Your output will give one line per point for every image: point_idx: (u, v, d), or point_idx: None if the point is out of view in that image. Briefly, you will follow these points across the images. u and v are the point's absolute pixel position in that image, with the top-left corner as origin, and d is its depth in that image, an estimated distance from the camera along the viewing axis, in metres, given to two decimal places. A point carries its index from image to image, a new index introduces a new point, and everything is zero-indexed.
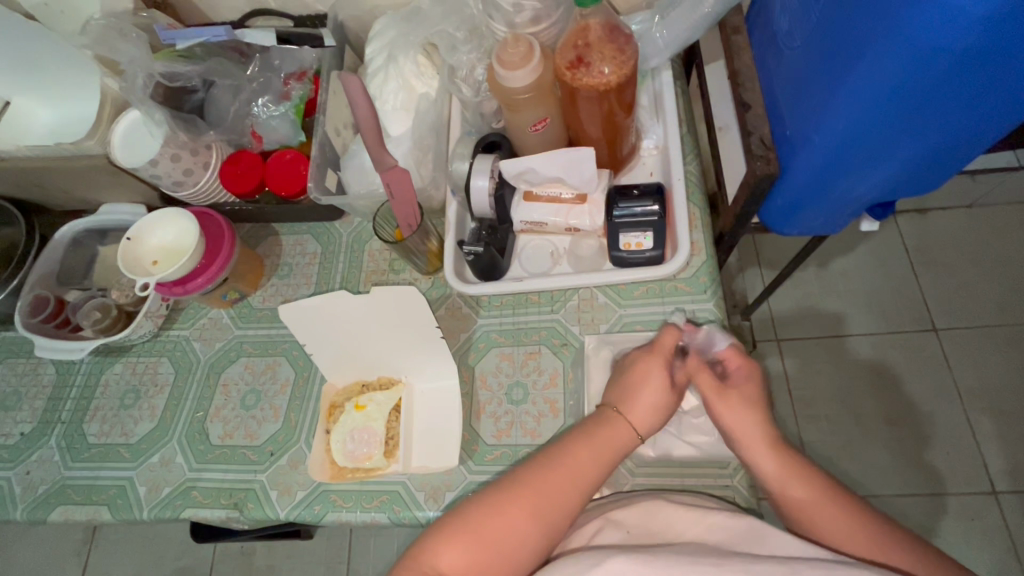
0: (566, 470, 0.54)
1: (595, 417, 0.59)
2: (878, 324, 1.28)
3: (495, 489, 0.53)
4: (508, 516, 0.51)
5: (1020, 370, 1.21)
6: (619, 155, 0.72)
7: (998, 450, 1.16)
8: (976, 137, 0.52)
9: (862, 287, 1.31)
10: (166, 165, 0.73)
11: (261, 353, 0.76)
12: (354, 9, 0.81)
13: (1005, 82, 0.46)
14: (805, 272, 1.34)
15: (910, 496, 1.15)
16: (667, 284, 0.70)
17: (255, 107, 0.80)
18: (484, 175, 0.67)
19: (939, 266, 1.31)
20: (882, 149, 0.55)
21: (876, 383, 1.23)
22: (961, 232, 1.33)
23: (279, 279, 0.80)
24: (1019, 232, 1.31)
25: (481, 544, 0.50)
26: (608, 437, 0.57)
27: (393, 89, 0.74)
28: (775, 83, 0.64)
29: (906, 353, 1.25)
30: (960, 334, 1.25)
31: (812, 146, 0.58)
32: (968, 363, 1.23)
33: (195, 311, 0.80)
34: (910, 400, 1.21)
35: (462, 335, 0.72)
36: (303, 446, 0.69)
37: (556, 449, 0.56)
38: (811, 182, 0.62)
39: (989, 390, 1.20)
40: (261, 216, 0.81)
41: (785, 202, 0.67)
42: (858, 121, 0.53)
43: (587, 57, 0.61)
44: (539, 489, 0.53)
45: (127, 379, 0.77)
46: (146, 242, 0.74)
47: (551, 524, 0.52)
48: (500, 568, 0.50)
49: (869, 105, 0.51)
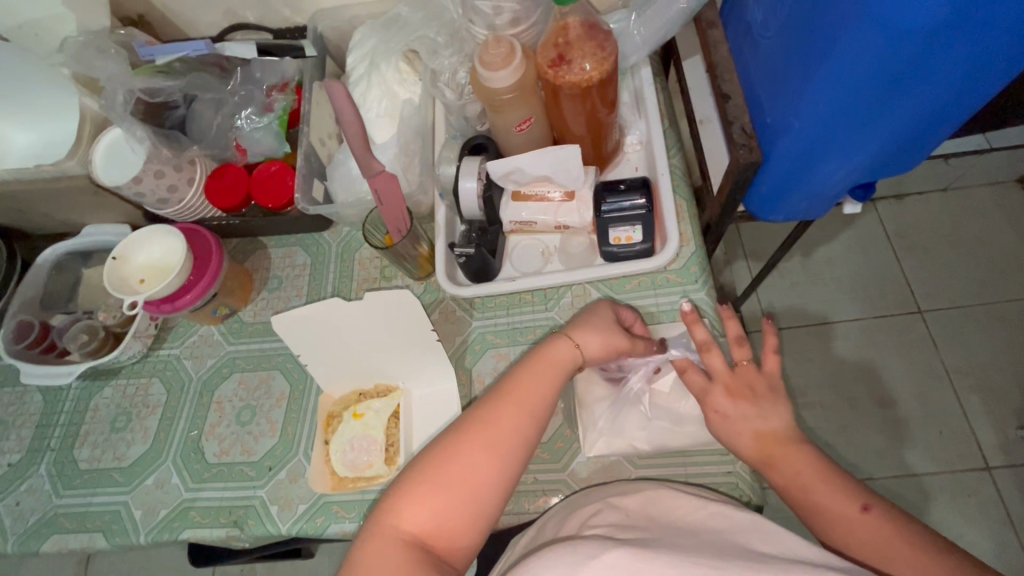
0: (511, 400, 0.55)
1: (538, 346, 0.60)
2: (865, 308, 1.30)
3: (448, 433, 0.54)
4: (462, 453, 0.52)
5: (1005, 346, 1.23)
6: (604, 152, 0.73)
7: (989, 426, 1.18)
8: (948, 115, 0.54)
9: (847, 273, 1.34)
10: (150, 182, 0.72)
11: (254, 367, 0.75)
12: (333, 19, 0.81)
13: (974, 60, 0.47)
14: (791, 261, 1.36)
15: (907, 475, 1.16)
16: (658, 277, 0.70)
17: (238, 120, 0.80)
18: (472, 177, 0.68)
19: (920, 249, 1.34)
20: (860, 132, 0.56)
21: (867, 367, 1.25)
22: (938, 215, 1.36)
23: (269, 292, 0.80)
24: (993, 212, 1.34)
25: (441, 489, 0.51)
26: (549, 360, 0.58)
27: (376, 97, 0.75)
28: (753, 74, 0.66)
29: (893, 336, 1.27)
30: (944, 314, 1.28)
31: (792, 132, 0.59)
32: (954, 342, 1.25)
33: (185, 329, 0.79)
34: (900, 382, 1.23)
35: (457, 338, 0.72)
36: (301, 459, 0.68)
37: (501, 384, 0.57)
38: (793, 168, 0.63)
39: (975, 368, 1.23)
40: (248, 229, 0.80)
41: (768, 188, 0.69)
42: (835, 105, 0.54)
43: (568, 56, 0.62)
44: (488, 422, 0.53)
45: (117, 402, 0.76)
46: (132, 261, 0.73)
47: (508, 453, 0.53)
48: (464, 505, 0.51)
49: (845, 89, 0.53)
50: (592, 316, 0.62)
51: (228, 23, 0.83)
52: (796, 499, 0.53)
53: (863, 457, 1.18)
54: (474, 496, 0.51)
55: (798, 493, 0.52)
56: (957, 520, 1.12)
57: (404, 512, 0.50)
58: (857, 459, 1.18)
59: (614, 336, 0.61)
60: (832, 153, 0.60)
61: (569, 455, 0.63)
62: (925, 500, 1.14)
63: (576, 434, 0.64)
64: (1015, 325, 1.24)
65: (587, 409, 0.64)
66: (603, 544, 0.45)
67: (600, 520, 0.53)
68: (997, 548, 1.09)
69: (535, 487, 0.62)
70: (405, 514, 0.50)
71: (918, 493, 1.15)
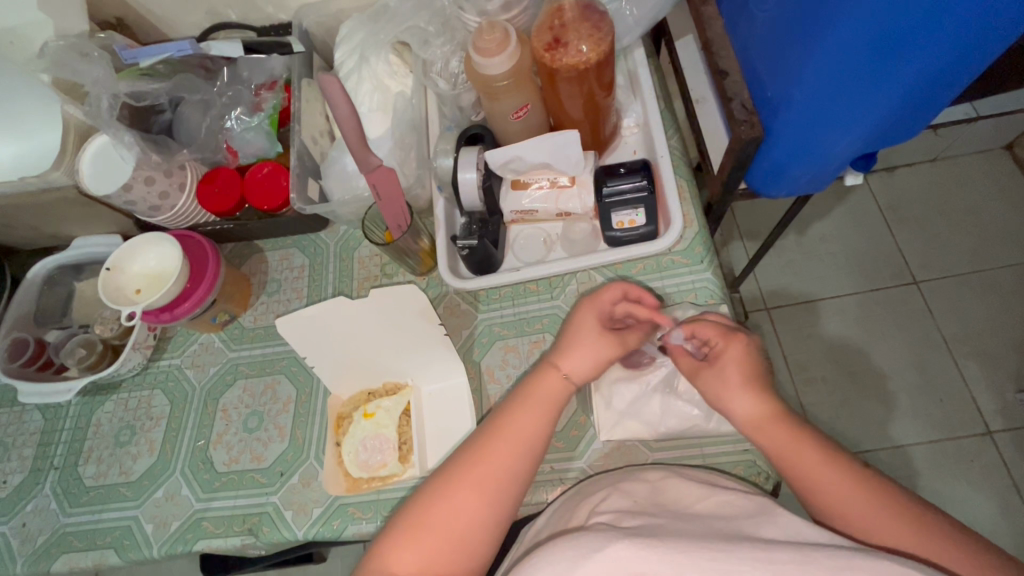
0: (505, 438, 0.55)
1: (529, 381, 0.59)
2: (862, 282, 1.31)
3: (433, 478, 0.54)
4: (451, 498, 0.52)
5: (1003, 312, 1.25)
6: (602, 136, 0.73)
7: (988, 391, 1.19)
8: (948, 81, 0.54)
9: (843, 248, 1.34)
10: (140, 189, 0.70)
11: (258, 373, 0.74)
12: (318, 14, 0.80)
13: (975, 24, 0.47)
14: (786, 239, 1.37)
15: (911, 444, 1.18)
16: (663, 259, 0.70)
17: (229, 121, 0.78)
18: (471, 167, 0.67)
19: (913, 220, 1.35)
20: (861, 103, 0.56)
21: (868, 340, 1.26)
22: (929, 186, 1.37)
23: (269, 296, 0.78)
24: (982, 180, 1.36)
25: (432, 533, 0.50)
26: (541, 397, 0.58)
27: (368, 91, 0.73)
28: (751, 48, 0.65)
29: (890, 308, 1.28)
30: (939, 283, 1.29)
31: (793, 105, 0.59)
32: (951, 311, 1.26)
33: (184, 338, 0.78)
34: (900, 353, 1.24)
35: (464, 332, 0.71)
36: (313, 463, 0.67)
37: (493, 421, 0.56)
38: (794, 142, 0.63)
39: (972, 335, 1.24)
40: (244, 233, 0.79)
41: (770, 164, 0.68)
42: (836, 76, 0.54)
43: (563, 38, 0.61)
44: (481, 462, 0.53)
45: (120, 416, 0.74)
46: (126, 271, 0.72)
47: (501, 493, 0.53)
48: (458, 548, 0.50)
49: (846, 59, 0.52)
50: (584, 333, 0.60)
51: (211, 23, 0.82)
52: (786, 467, 0.53)
53: (867, 429, 1.19)
54: (465, 543, 0.50)
55: (793, 464, 0.52)
56: (962, 485, 1.13)
57: (395, 556, 0.50)
58: (861, 432, 1.19)
59: (607, 351, 0.60)
60: (839, 121, 0.59)
61: (583, 443, 0.63)
62: (930, 467, 1.15)
63: (590, 422, 0.64)
64: (1010, 290, 1.26)
65: (601, 394, 0.63)
66: (606, 537, 0.44)
67: (608, 507, 0.52)
68: (1002, 510, 1.11)
69: (552, 476, 0.62)
70: (395, 557, 0.49)
71: (924, 461, 1.16)
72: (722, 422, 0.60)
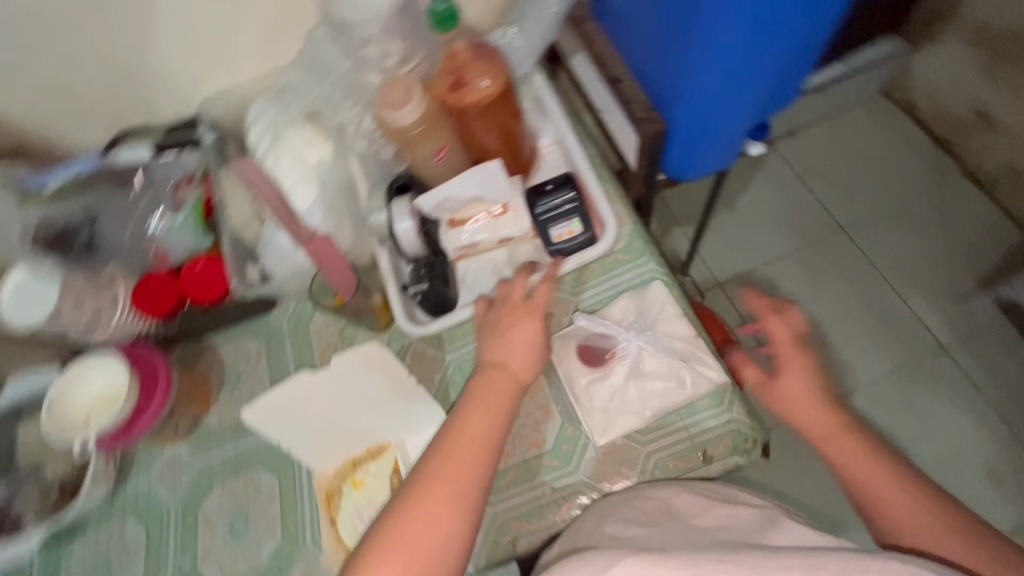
0: (465, 438, 0.55)
1: (476, 379, 0.60)
2: (796, 240, 1.39)
3: (402, 485, 0.53)
4: (425, 502, 0.51)
5: (922, 237, 1.35)
6: (522, 159, 0.76)
7: (930, 311, 1.28)
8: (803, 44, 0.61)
9: (771, 213, 1.43)
10: (71, 313, 0.68)
11: (234, 472, 0.71)
12: (225, 102, 0.84)
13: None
14: (720, 216, 1.44)
15: (879, 377, 1.24)
16: (609, 260, 0.72)
17: (151, 226, 0.77)
18: (405, 216, 0.70)
19: (824, 174, 1.45)
20: (743, 79, 0.62)
21: (816, 292, 1.33)
22: (830, 141, 1.48)
23: (229, 390, 0.76)
24: (873, 126, 1.48)
25: (410, 545, 0.49)
26: (491, 393, 0.58)
27: (288, 165, 0.71)
28: (634, 56, 0.71)
29: (826, 258, 1.36)
30: (862, 225, 1.39)
31: (686, 97, 0.64)
32: (879, 247, 1.36)
33: (147, 456, 0.73)
34: (847, 295, 1.32)
35: (436, 376, 0.70)
36: (312, 547, 0.65)
37: (451, 423, 0.57)
38: (696, 128, 0.68)
39: (903, 264, 1.33)
40: (188, 332, 0.76)
41: (682, 150, 0.73)
42: (716, 63, 0.59)
43: (464, 77, 0.65)
44: (445, 464, 0.53)
45: (92, 554, 0.69)
46: (68, 402, 0.67)
47: (472, 493, 0.53)
48: (436, 555, 0.49)
49: (720, 50, 0.58)
50: (529, 328, 0.62)
51: (114, 133, 0.81)
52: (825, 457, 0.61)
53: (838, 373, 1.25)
54: (437, 551, 0.50)
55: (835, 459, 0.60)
56: (933, 403, 1.21)
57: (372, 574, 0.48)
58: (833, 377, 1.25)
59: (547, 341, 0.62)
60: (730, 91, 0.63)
61: (579, 454, 0.63)
62: (901, 393, 1.22)
63: (579, 432, 0.64)
64: (922, 217, 1.37)
65: (581, 402, 0.64)
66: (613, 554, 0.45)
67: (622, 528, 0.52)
68: (971, 416, 1.19)
69: (555, 496, 0.62)
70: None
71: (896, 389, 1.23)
72: (699, 387, 0.63)
